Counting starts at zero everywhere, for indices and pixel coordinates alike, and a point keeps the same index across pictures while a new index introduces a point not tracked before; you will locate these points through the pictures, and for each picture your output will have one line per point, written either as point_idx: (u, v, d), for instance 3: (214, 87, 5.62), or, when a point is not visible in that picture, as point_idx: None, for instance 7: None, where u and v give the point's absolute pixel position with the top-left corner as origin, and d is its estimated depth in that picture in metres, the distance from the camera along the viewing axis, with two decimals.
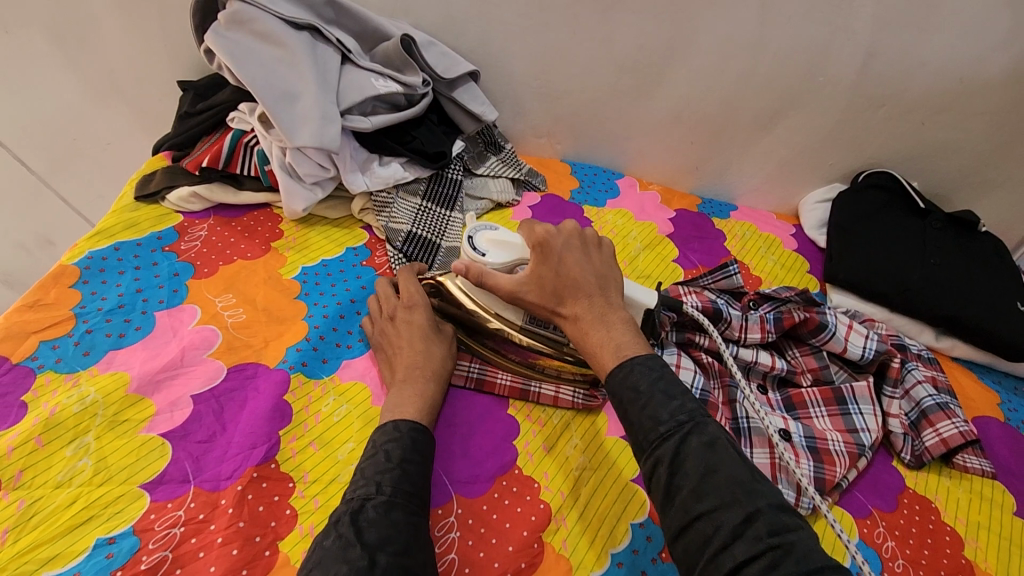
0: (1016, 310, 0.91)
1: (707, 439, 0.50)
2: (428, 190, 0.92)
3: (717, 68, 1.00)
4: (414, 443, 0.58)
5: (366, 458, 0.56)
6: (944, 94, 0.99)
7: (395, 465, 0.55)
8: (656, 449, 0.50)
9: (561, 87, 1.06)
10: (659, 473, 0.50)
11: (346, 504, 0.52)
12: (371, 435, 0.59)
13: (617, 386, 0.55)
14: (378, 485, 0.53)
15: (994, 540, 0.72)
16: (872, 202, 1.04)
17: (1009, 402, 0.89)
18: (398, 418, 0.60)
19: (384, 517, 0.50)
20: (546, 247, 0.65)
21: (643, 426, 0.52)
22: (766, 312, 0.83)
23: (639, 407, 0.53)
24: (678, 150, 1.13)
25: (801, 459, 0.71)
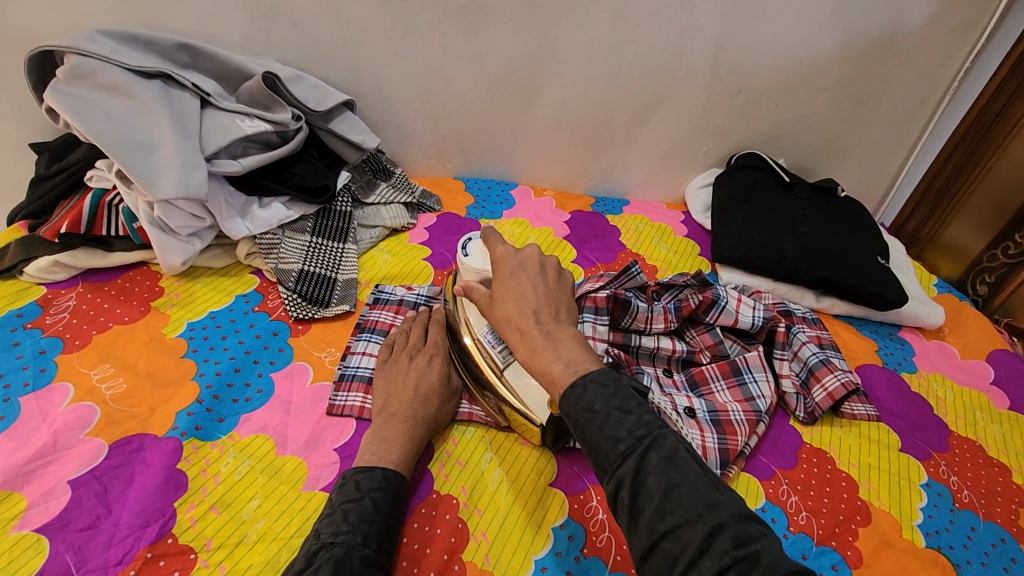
0: (877, 262, 1.01)
1: (667, 453, 0.47)
2: (316, 225, 0.91)
3: (585, 73, 1.05)
4: (397, 498, 0.59)
5: (349, 500, 0.57)
6: (789, 76, 1.09)
7: (381, 518, 0.56)
8: (617, 469, 0.48)
9: (441, 107, 1.08)
10: (622, 494, 0.47)
11: (327, 550, 0.52)
12: (353, 475, 0.59)
13: (572, 408, 0.52)
14: (364, 535, 0.54)
15: (886, 477, 0.77)
16: (744, 181, 1.12)
17: (885, 347, 0.98)
18: (387, 465, 0.61)
19: (366, 571, 0.51)
20: (501, 265, 0.67)
21: (603, 447, 0.49)
22: (667, 302, 0.88)
23: (597, 428, 0.50)
24: (564, 155, 1.17)
25: (705, 433, 0.74)
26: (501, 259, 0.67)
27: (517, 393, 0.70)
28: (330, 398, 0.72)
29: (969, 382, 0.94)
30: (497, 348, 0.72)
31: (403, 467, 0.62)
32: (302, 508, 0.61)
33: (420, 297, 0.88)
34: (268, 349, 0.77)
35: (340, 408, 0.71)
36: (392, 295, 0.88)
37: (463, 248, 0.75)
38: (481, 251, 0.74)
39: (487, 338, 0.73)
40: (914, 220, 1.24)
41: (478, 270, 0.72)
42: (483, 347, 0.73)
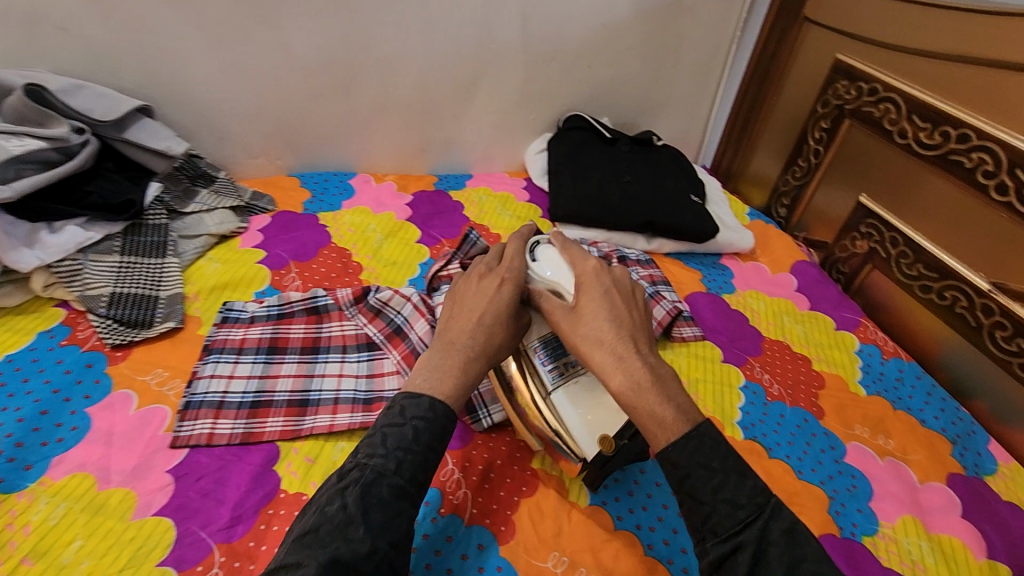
0: (692, 200, 1.11)
1: (787, 527, 0.49)
2: (126, 244, 0.85)
3: (402, 53, 1.05)
4: (443, 429, 0.56)
5: (391, 425, 0.54)
6: (596, 38, 1.15)
7: (419, 449, 0.53)
8: (735, 534, 0.48)
9: (257, 104, 1.04)
10: (738, 559, 0.47)
11: (359, 470, 0.51)
12: (401, 400, 0.56)
13: (683, 459, 0.51)
14: (398, 464, 0.51)
15: (711, 387, 0.87)
16: (572, 142, 1.18)
17: (708, 274, 1.10)
18: (436, 395, 0.57)
19: (393, 500, 0.50)
20: (585, 287, 0.66)
21: (719, 511, 0.49)
22: None
23: (712, 489, 0.50)
24: (398, 138, 1.17)
25: None
26: (587, 278, 0.67)
27: (556, 416, 0.67)
28: (172, 431, 0.67)
29: (778, 294, 1.07)
30: (549, 369, 0.68)
31: (454, 398, 0.58)
32: (134, 537, 0.58)
33: (272, 309, 0.83)
34: (81, 382, 0.71)
35: (185, 439, 0.67)
36: (241, 307, 0.83)
37: (534, 253, 0.74)
38: (552, 262, 0.72)
39: (538, 351, 0.69)
40: (727, 158, 1.38)
41: (546, 279, 0.71)
42: (534, 365, 0.69)
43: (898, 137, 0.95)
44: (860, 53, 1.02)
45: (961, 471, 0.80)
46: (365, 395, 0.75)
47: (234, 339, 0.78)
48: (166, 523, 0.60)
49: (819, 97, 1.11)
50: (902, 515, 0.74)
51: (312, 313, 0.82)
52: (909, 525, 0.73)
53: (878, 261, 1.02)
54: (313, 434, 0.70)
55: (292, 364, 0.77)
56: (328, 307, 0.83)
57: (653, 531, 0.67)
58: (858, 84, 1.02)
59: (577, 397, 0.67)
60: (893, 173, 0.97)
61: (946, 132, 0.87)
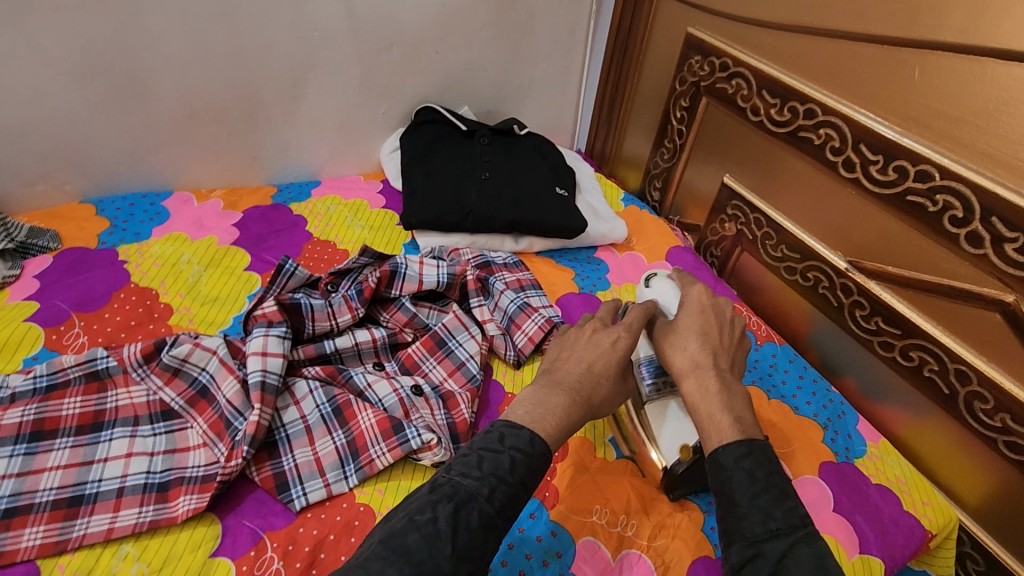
0: (557, 193, 1.03)
1: (817, 555, 0.46)
2: None
3: (200, 47, 0.89)
4: (539, 467, 0.51)
5: (488, 449, 0.50)
6: (437, 21, 1.03)
7: (514, 483, 0.48)
8: (760, 542, 0.47)
9: (16, 120, 0.85)
10: (758, 564, 0.46)
11: (451, 486, 0.47)
12: (499, 424, 0.53)
13: (730, 463, 0.52)
14: (491, 492, 0.47)
15: None
16: (424, 138, 1.06)
17: (583, 272, 1.02)
18: (539, 430, 0.53)
19: (483, 530, 0.46)
20: (688, 303, 0.69)
21: (750, 516, 0.48)
22: (347, 289, 0.80)
23: (751, 494, 0.49)
24: (219, 146, 1.00)
25: (410, 416, 0.70)
26: (695, 298, 0.69)
27: (650, 424, 0.71)
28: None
29: None
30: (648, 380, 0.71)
31: (554, 438, 0.54)
32: None
33: (40, 380, 0.66)
34: None
35: None
36: (2, 382, 0.66)
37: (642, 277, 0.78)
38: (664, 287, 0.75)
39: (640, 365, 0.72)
40: (600, 140, 1.31)
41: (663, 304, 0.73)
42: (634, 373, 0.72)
43: (751, 114, 0.90)
44: (709, 26, 0.96)
45: (833, 459, 0.78)
46: (160, 479, 0.62)
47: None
48: None
49: (676, 74, 1.05)
50: None
51: (91, 380, 0.67)
52: None
53: (746, 243, 0.99)
54: (85, 545, 0.57)
55: (63, 450, 0.63)
56: (111, 370, 0.68)
57: None
58: (710, 60, 0.97)
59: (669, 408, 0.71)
60: (751, 152, 0.93)
61: (794, 108, 0.83)
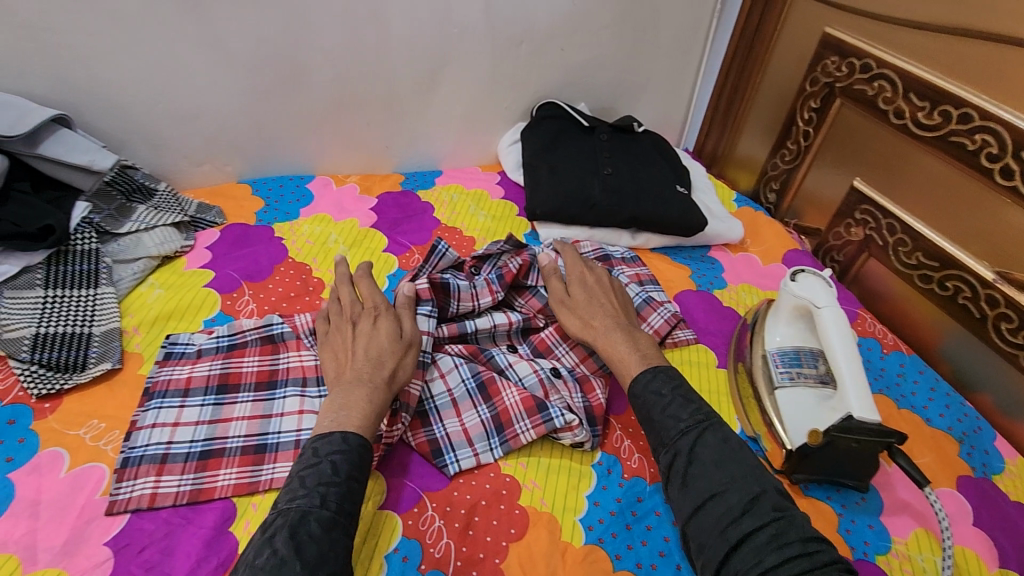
0: (676, 191, 1.04)
1: (721, 436, 0.59)
2: (50, 275, 0.75)
3: (351, 43, 0.95)
4: (362, 460, 0.56)
5: (308, 466, 0.54)
6: (567, 18, 1.06)
7: (340, 481, 0.53)
8: (675, 443, 0.59)
9: (192, 106, 0.93)
10: (677, 464, 0.58)
11: (283, 516, 0.50)
12: (312, 442, 0.56)
13: (643, 389, 0.65)
14: (322, 497, 0.51)
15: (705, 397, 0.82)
16: (547, 133, 1.09)
17: (698, 270, 1.03)
18: (348, 429, 0.57)
19: (326, 534, 0.49)
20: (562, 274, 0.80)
21: (665, 424, 0.61)
22: (488, 274, 0.83)
23: (661, 407, 0.62)
24: (356, 135, 1.07)
25: (549, 395, 0.74)
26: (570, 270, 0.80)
27: (780, 411, 0.75)
28: (109, 494, 0.60)
29: (771, 287, 1.02)
30: (782, 368, 0.78)
31: (368, 430, 0.59)
32: None
33: (221, 340, 0.75)
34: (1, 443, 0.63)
35: (122, 504, 0.59)
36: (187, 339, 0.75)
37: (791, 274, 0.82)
38: (812, 282, 0.79)
39: (776, 356, 0.80)
40: (712, 139, 1.30)
41: (796, 295, 0.79)
42: (769, 363, 0.80)
43: (894, 117, 0.88)
44: (851, 26, 0.95)
45: (970, 474, 0.76)
46: None
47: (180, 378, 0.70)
48: None
49: (808, 74, 1.04)
50: (914, 529, 0.69)
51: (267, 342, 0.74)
52: (922, 540, 0.68)
53: (875, 249, 0.96)
54: (273, 488, 0.63)
55: (246, 403, 0.69)
56: (285, 335, 0.75)
57: (654, 570, 0.62)
58: (849, 60, 0.95)
59: (804, 397, 0.74)
60: (887, 155, 0.91)
61: (946, 112, 0.81)
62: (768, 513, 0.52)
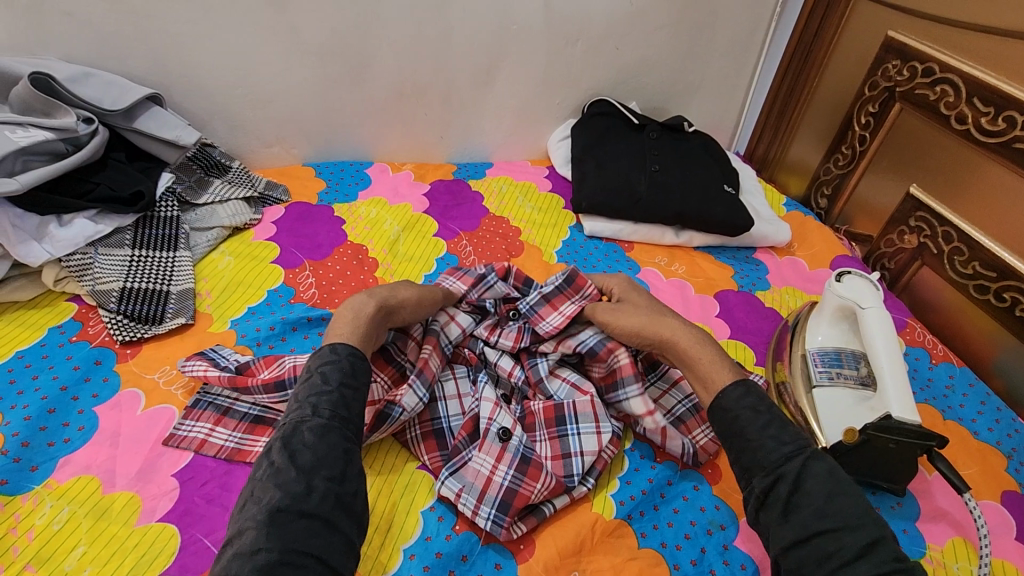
0: (723, 191, 1.05)
1: (827, 467, 0.53)
2: (137, 236, 0.82)
3: (415, 37, 1.00)
4: (352, 367, 0.58)
5: (302, 381, 0.57)
6: (623, 18, 1.08)
7: (331, 388, 0.55)
8: (779, 467, 0.53)
9: (267, 91, 1.00)
10: (779, 489, 0.52)
11: (279, 431, 0.53)
12: (306, 361, 0.59)
13: (735, 405, 0.59)
14: (313, 407, 0.53)
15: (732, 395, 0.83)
16: (597, 129, 1.12)
17: (742, 271, 1.03)
18: (334, 341, 0.60)
19: (320, 439, 0.51)
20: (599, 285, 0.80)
21: (766, 446, 0.55)
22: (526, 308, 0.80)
23: (761, 427, 0.56)
24: (414, 125, 1.12)
25: (499, 465, 0.66)
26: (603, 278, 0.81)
27: (815, 409, 0.75)
28: (171, 428, 0.66)
29: (816, 292, 1.01)
30: (820, 368, 0.77)
31: (353, 340, 0.61)
32: (136, 544, 0.56)
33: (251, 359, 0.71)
34: (88, 380, 0.70)
35: (180, 440, 0.65)
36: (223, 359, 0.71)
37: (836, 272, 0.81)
38: (858, 282, 0.78)
39: (817, 354, 0.79)
40: (763, 144, 1.29)
41: (842, 294, 0.78)
42: (807, 362, 0.80)
43: (956, 122, 0.86)
44: (915, 30, 0.93)
45: (1017, 489, 0.73)
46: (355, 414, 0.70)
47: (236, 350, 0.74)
48: (171, 530, 0.58)
49: (867, 78, 1.02)
50: (951, 537, 0.68)
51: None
52: (959, 548, 0.67)
53: (928, 257, 0.94)
54: None
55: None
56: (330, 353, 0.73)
57: (679, 550, 0.63)
58: (911, 64, 0.94)
59: (841, 397, 0.74)
60: (945, 160, 0.89)
61: (1012, 118, 0.79)
62: (888, 562, 0.46)
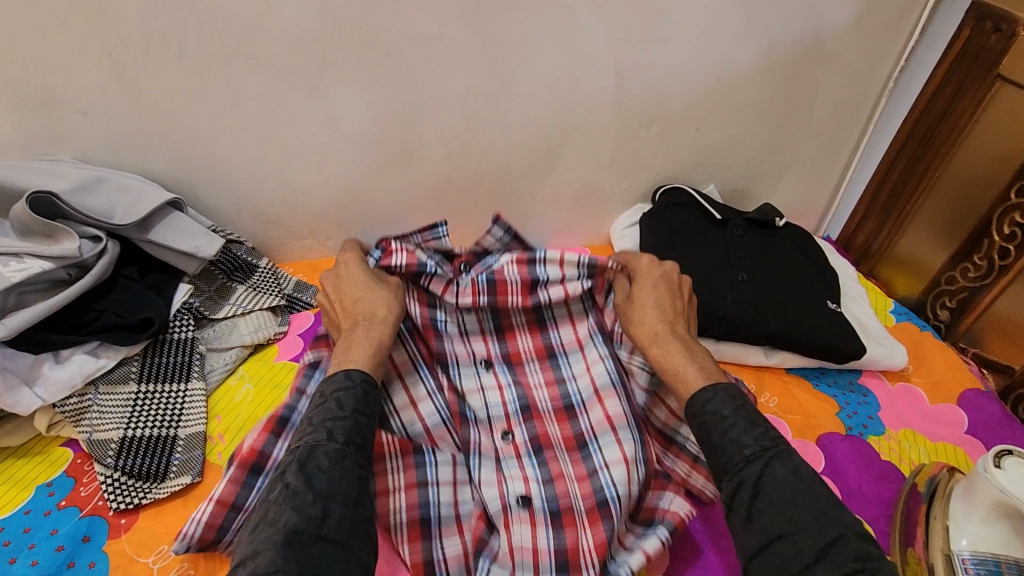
0: (824, 306, 0.88)
1: (790, 466, 0.54)
2: (144, 369, 0.72)
3: (466, 123, 0.88)
4: (365, 395, 0.58)
5: (316, 406, 0.56)
6: (706, 97, 0.93)
7: (346, 414, 0.55)
8: (739, 471, 0.54)
9: (301, 184, 0.89)
10: (742, 493, 0.53)
11: (292, 454, 0.52)
12: (321, 386, 0.59)
13: (698, 411, 0.60)
14: (329, 432, 0.53)
15: None
16: (672, 223, 0.96)
17: (848, 404, 0.86)
18: (349, 367, 0.60)
19: (336, 465, 0.51)
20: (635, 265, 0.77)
21: (727, 449, 0.56)
22: (478, 274, 0.77)
23: (721, 431, 0.57)
24: (461, 214, 1.00)
25: (535, 531, 0.65)
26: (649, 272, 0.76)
27: None
28: None
29: (942, 436, 0.82)
30: None
31: (367, 366, 0.61)
32: None
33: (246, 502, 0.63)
34: (73, 565, 0.59)
35: None
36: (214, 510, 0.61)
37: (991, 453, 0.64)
38: None
39: (967, 564, 0.63)
40: (864, 232, 1.09)
41: (1005, 491, 0.61)
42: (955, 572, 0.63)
43: None
44: None
45: None
46: None
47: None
48: None
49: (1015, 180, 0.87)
50: None
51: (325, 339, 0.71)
52: None
53: None
54: None
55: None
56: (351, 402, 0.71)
57: None
58: None
59: None
60: None
61: None
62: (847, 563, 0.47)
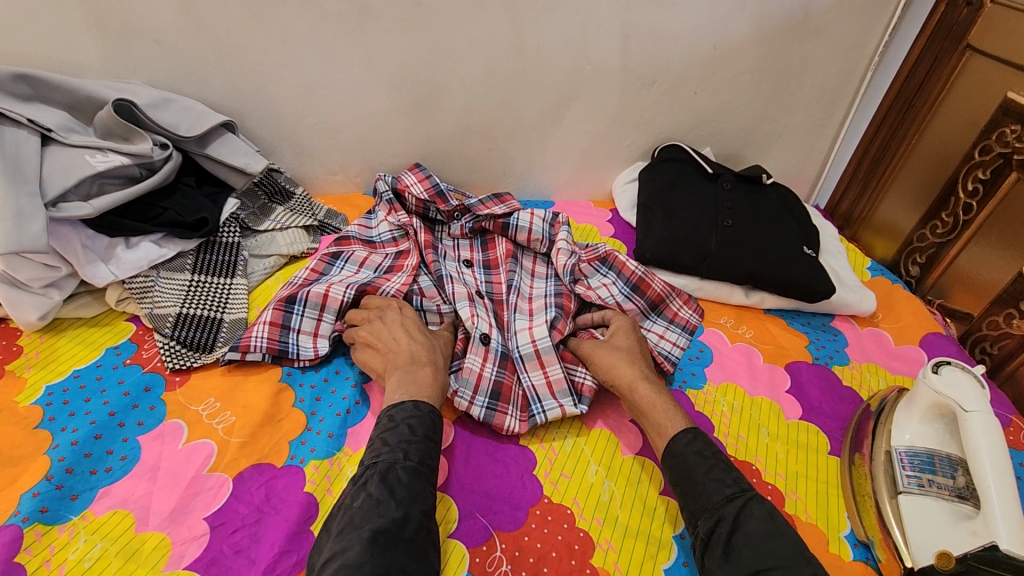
0: (799, 251, 0.97)
1: (765, 508, 0.60)
2: (198, 261, 0.83)
3: (485, 73, 0.99)
4: (433, 422, 0.64)
5: (387, 429, 0.63)
6: (704, 61, 1.02)
7: (419, 439, 0.62)
8: (719, 508, 0.60)
9: (336, 121, 1.01)
10: (722, 527, 0.58)
11: (372, 469, 0.58)
12: (389, 409, 0.65)
13: (683, 448, 0.66)
14: (405, 451, 0.60)
15: (803, 455, 0.77)
16: (666, 176, 1.06)
17: (817, 340, 0.95)
18: (419, 397, 0.66)
19: (413, 479, 0.58)
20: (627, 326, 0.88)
21: (709, 487, 0.62)
22: (466, 220, 0.99)
23: (706, 470, 0.63)
24: (476, 159, 1.10)
25: (485, 362, 0.79)
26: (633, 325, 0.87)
27: (902, 515, 0.66)
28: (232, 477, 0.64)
29: (902, 370, 0.90)
30: (909, 471, 0.69)
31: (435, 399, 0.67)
32: None
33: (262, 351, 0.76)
34: (137, 407, 0.70)
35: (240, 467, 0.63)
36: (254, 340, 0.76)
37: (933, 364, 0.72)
38: (960, 378, 0.69)
39: (904, 456, 0.71)
40: (849, 199, 1.19)
41: (938, 390, 0.69)
42: (894, 464, 0.71)
43: None
44: None
45: None
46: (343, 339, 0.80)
47: (254, 325, 0.77)
48: None
49: (977, 141, 0.94)
50: None
51: (366, 242, 0.95)
52: None
53: None
54: None
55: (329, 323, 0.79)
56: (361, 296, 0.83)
57: None
58: None
59: (934, 512, 0.65)
60: None
61: None
62: None
